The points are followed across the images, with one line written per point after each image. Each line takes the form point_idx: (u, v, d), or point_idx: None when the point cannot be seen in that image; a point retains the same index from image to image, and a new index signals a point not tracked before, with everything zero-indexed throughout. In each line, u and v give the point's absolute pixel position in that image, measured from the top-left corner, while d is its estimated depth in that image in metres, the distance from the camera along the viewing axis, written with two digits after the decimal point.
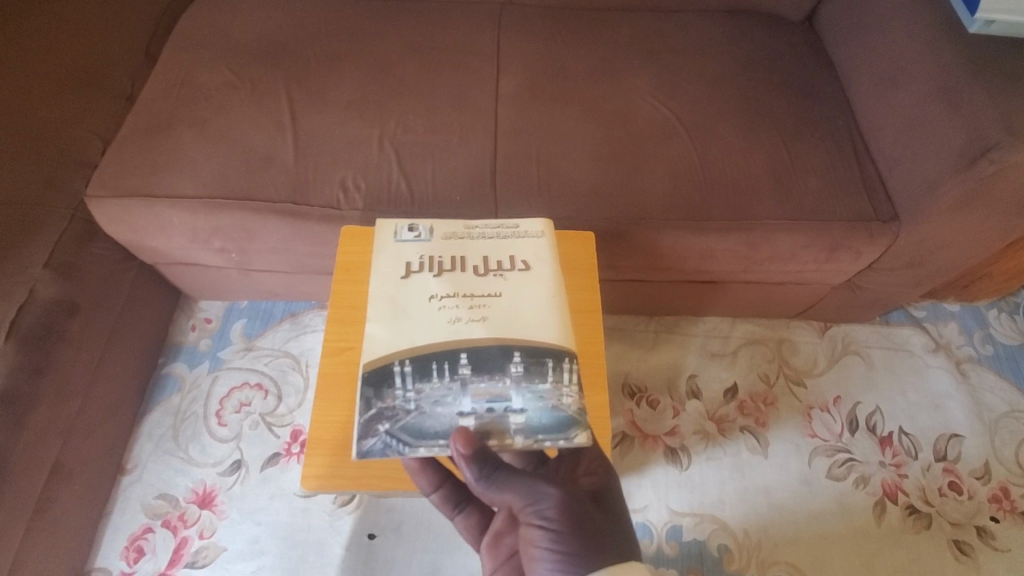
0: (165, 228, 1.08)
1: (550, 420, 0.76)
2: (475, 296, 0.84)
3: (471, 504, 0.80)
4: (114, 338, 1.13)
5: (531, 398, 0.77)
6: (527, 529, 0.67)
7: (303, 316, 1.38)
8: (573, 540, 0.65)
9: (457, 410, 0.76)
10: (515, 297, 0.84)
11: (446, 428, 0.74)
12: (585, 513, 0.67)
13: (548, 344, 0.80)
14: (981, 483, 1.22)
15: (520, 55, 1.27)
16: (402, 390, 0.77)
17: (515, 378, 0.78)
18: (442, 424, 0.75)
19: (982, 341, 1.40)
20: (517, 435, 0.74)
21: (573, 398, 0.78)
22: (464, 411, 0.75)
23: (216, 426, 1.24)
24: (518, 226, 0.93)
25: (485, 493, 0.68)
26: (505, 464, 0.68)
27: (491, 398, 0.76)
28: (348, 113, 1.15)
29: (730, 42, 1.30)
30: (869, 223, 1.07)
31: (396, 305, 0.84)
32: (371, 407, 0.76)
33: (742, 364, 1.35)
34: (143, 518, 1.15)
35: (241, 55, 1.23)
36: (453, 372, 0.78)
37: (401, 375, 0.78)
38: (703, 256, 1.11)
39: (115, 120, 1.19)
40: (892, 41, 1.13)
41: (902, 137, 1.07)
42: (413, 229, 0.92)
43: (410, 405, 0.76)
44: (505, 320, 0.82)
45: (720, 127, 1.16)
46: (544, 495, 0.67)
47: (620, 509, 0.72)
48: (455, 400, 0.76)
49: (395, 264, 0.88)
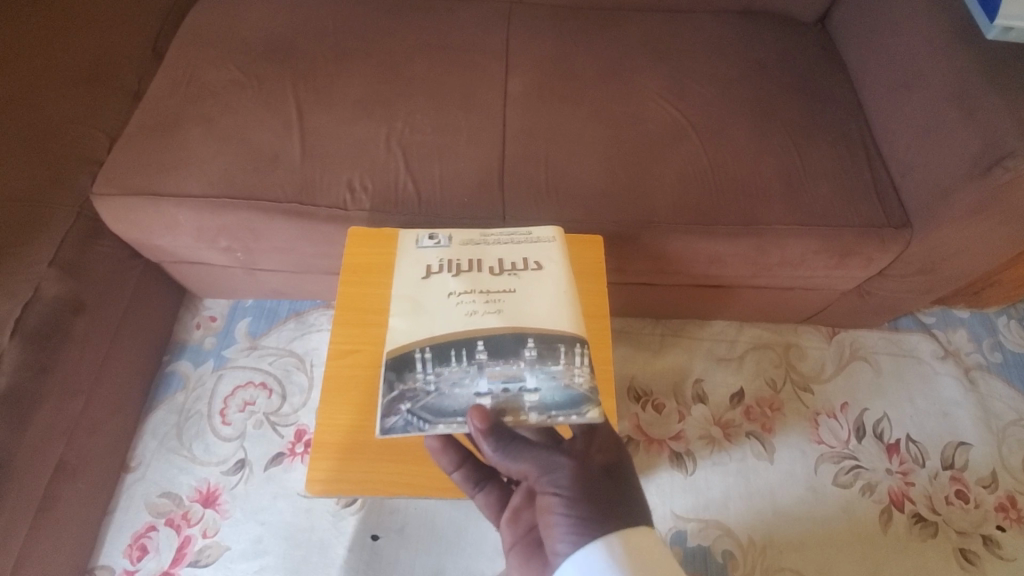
0: (171, 227, 1.07)
1: (563, 399, 0.75)
2: (491, 292, 0.84)
3: (492, 482, 0.76)
4: (119, 336, 1.13)
5: (544, 378, 0.77)
6: (541, 499, 0.66)
7: (308, 315, 1.37)
8: (587, 507, 0.64)
9: (474, 390, 0.75)
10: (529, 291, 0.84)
11: (463, 408, 0.74)
12: (599, 483, 0.66)
13: (561, 332, 0.80)
14: (988, 492, 1.21)
15: (529, 55, 1.25)
16: (423, 373, 0.77)
17: (529, 361, 0.78)
18: (461, 403, 0.75)
19: (991, 348, 1.39)
20: (531, 411, 0.74)
21: (584, 378, 0.77)
22: (481, 391, 0.75)
23: (220, 424, 1.24)
24: (530, 233, 0.92)
25: (503, 465, 0.68)
26: (522, 436, 0.69)
27: (506, 379, 0.76)
28: (356, 112, 1.15)
29: (741, 44, 1.29)
30: (881, 230, 1.06)
31: (416, 303, 0.84)
32: (394, 389, 0.77)
33: (748, 368, 1.34)
34: (146, 516, 1.15)
35: (249, 53, 1.23)
36: (470, 357, 0.78)
37: (421, 361, 0.78)
38: (712, 261, 1.10)
39: (121, 117, 1.18)
40: (906, 46, 1.11)
41: (915, 143, 1.06)
42: (433, 237, 0.92)
43: (430, 386, 0.76)
44: (521, 313, 0.82)
45: (731, 130, 1.15)
46: (558, 465, 0.66)
47: (635, 484, 0.68)
48: (472, 381, 0.76)
49: (415, 267, 0.88)
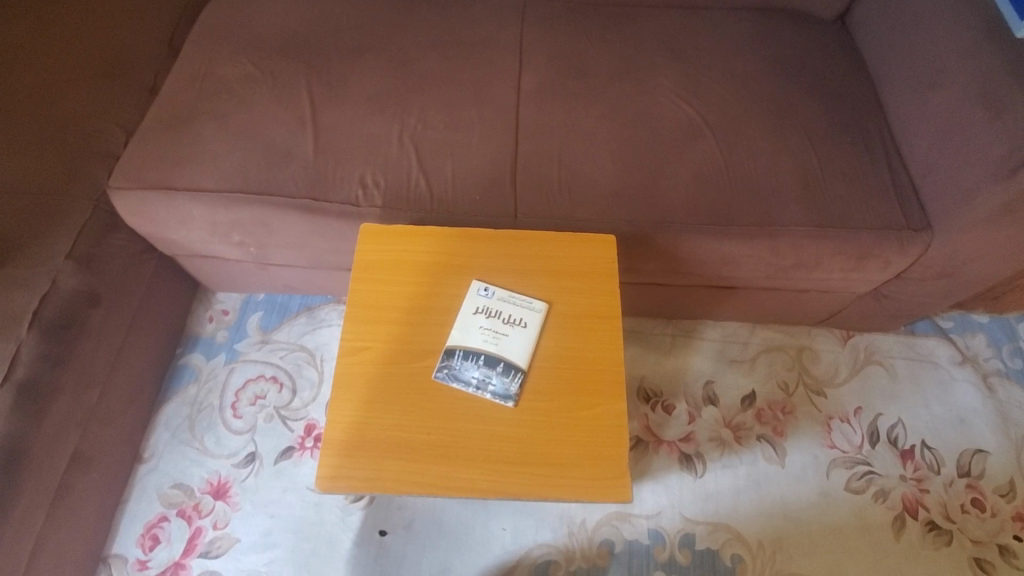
0: (185, 221, 1.08)
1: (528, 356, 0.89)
2: (494, 276, 0.95)
3: None
4: (134, 329, 1.14)
5: (521, 339, 0.89)
6: None
7: (319, 310, 1.38)
8: None
9: (466, 335, 0.90)
10: (523, 283, 0.95)
11: (452, 345, 0.89)
12: None
13: (534, 309, 0.92)
14: (1006, 501, 1.19)
15: (543, 52, 1.24)
16: (435, 319, 0.92)
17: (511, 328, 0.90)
18: (452, 341, 0.89)
19: (1011, 354, 1.36)
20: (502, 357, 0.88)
21: (558, 349, 0.90)
22: (471, 336, 0.89)
23: (231, 418, 1.25)
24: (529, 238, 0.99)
25: None
26: None
27: (492, 331, 0.90)
28: (369, 108, 1.14)
29: (759, 41, 1.27)
30: (899, 233, 1.04)
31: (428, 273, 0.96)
32: (410, 320, 0.91)
33: (760, 371, 1.33)
34: (158, 507, 1.16)
35: (263, 48, 1.23)
36: (468, 316, 0.91)
37: (432, 311, 0.92)
38: (727, 262, 1.09)
39: (138, 111, 1.20)
40: (930, 45, 1.09)
41: (937, 146, 1.04)
42: (446, 239, 0.99)
43: (438, 324, 0.91)
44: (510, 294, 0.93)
45: (747, 129, 1.13)
46: None
47: None
48: (466, 328, 0.90)
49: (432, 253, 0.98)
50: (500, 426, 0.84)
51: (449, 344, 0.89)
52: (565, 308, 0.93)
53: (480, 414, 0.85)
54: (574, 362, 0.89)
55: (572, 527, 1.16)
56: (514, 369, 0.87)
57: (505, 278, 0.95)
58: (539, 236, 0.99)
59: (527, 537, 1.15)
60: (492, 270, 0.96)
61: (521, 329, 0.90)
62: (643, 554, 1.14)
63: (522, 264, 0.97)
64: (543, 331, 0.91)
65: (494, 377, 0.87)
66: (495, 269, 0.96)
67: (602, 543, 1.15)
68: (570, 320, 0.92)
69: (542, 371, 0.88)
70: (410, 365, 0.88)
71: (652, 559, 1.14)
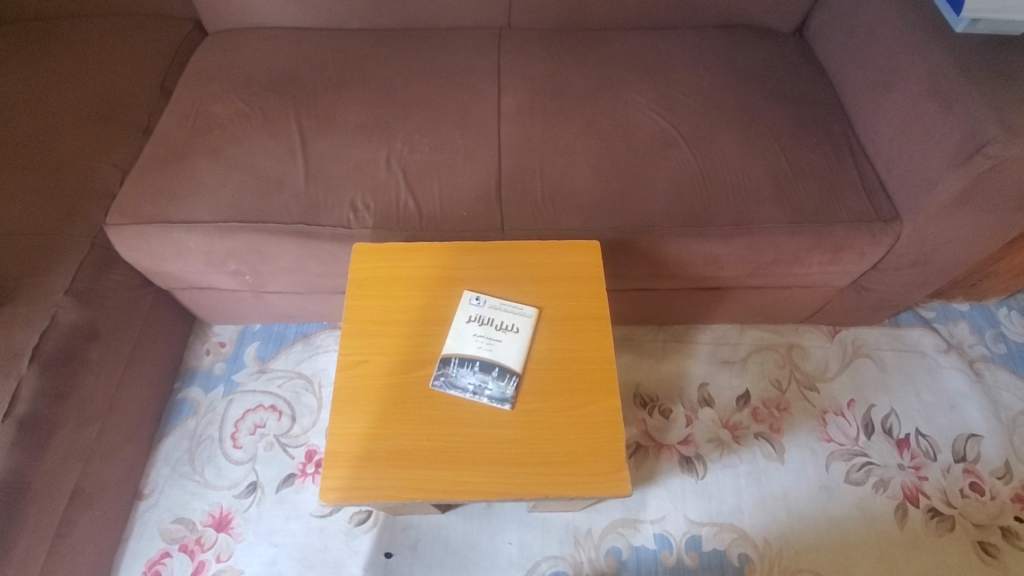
0: (181, 253, 1.11)
1: (522, 361, 0.90)
2: (488, 288, 0.98)
3: None
4: (131, 363, 1.15)
5: (514, 345, 0.92)
6: None
7: (315, 337, 1.40)
8: None
9: (461, 345, 0.91)
10: (513, 292, 0.97)
11: (448, 355, 0.91)
12: None
13: (526, 314, 0.94)
14: (1004, 483, 1.21)
15: (521, 76, 1.30)
16: (434, 331, 0.94)
17: (505, 337, 0.92)
18: (448, 351, 0.91)
19: (993, 339, 1.39)
20: (495, 364, 0.90)
21: (550, 352, 0.92)
22: (467, 345, 0.91)
23: (231, 448, 1.25)
24: (520, 248, 1.02)
25: None
26: None
27: (488, 338, 0.92)
28: (357, 136, 1.19)
29: (724, 55, 1.34)
30: (871, 224, 1.08)
31: (421, 287, 0.98)
32: (405, 334, 0.94)
33: (752, 370, 1.35)
34: (159, 543, 1.15)
35: (251, 86, 1.28)
36: (463, 326, 0.93)
37: (429, 324, 0.94)
38: (709, 263, 1.13)
39: (133, 151, 1.24)
40: (882, 46, 1.15)
41: (897, 139, 1.09)
42: (437, 254, 1.01)
43: (439, 335, 0.93)
44: (504, 303, 0.96)
45: (718, 136, 1.19)
46: None
47: None
48: (461, 338, 0.92)
49: (425, 267, 1.00)
50: (499, 429, 0.85)
51: (445, 353, 0.91)
52: (556, 312, 0.96)
53: (478, 418, 0.86)
54: (568, 364, 0.91)
55: (578, 537, 1.16)
56: (508, 372, 0.89)
57: (498, 289, 0.98)
58: (528, 245, 1.03)
59: (534, 550, 1.15)
60: (484, 280, 0.99)
61: (514, 335, 0.93)
62: (651, 560, 1.14)
63: (512, 273, 1.00)
64: (535, 335, 0.93)
65: (490, 382, 0.88)
66: (486, 279, 0.99)
67: (609, 550, 1.15)
68: (562, 323, 0.95)
69: (536, 375, 0.90)
70: (408, 375, 0.90)
71: (660, 564, 1.13)
